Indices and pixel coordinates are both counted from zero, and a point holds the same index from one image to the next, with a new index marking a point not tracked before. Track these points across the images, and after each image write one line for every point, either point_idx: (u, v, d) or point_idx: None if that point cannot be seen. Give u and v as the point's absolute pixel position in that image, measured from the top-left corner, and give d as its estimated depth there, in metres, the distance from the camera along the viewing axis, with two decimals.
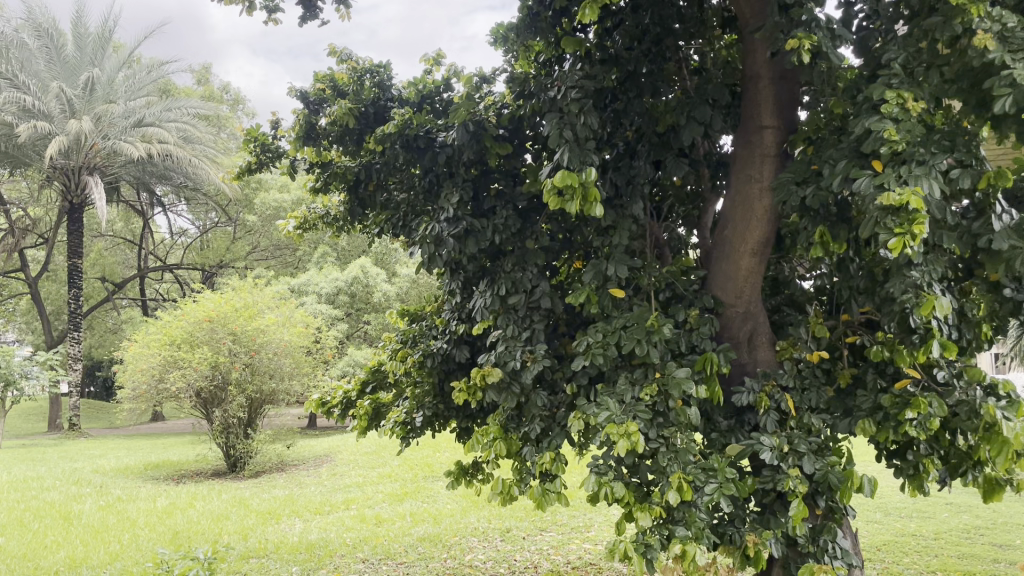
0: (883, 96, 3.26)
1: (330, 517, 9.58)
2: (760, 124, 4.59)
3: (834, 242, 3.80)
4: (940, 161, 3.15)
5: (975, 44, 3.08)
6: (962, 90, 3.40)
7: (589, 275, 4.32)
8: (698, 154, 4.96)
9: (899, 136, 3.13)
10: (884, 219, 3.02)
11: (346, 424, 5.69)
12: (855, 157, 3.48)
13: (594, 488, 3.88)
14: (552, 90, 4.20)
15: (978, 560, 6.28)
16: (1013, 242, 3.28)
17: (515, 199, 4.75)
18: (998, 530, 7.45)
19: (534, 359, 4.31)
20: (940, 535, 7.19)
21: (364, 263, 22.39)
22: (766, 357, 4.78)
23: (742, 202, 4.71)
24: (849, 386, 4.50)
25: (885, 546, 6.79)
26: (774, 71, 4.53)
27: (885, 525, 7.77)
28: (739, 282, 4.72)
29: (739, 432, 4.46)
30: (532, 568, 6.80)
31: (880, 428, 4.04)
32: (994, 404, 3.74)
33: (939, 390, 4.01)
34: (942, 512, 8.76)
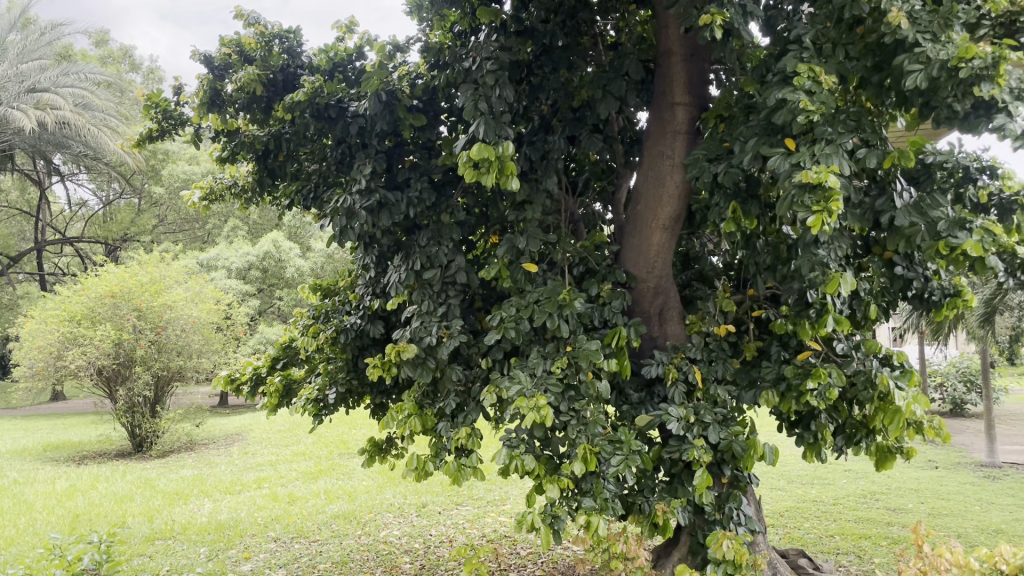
0: (796, 70, 3.31)
1: (241, 496, 9.36)
2: (671, 100, 4.62)
3: (743, 218, 3.86)
4: (847, 140, 3.24)
5: (888, 23, 3.15)
6: (865, 70, 3.52)
7: (502, 249, 4.35)
8: (612, 129, 4.99)
9: (815, 109, 3.19)
10: (802, 197, 3.08)
11: (254, 403, 5.51)
12: (766, 135, 3.53)
13: (505, 461, 3.92)
14: (467, 61, 4.16)
15: (873, 523, 6.59)
16: (911, 218, 3.40)
17: (429, 171, 4.67)
18: (892, 494, 7.83)
19: (450, 334, 4.32)
20: (838, 501, 7.50)
21: (276, 237, 21.83)
22: (675, 331, 4.89)
23: (654, 177, 4.75)
24: (754, 358, 4.63)
25: (787, 511, 7.06)
26: (686, 47, 4.55)
27: (788, 493, 8.04)
28: (651, 257, 4.78)
29: (648, 404, 4.55)
30: (447, 542, 6.80)
31: (783, 398, 4.19)
32: (889, 374, 3.93)
33: (838, 361, 4.19)
34: (840, 478, 9.15)
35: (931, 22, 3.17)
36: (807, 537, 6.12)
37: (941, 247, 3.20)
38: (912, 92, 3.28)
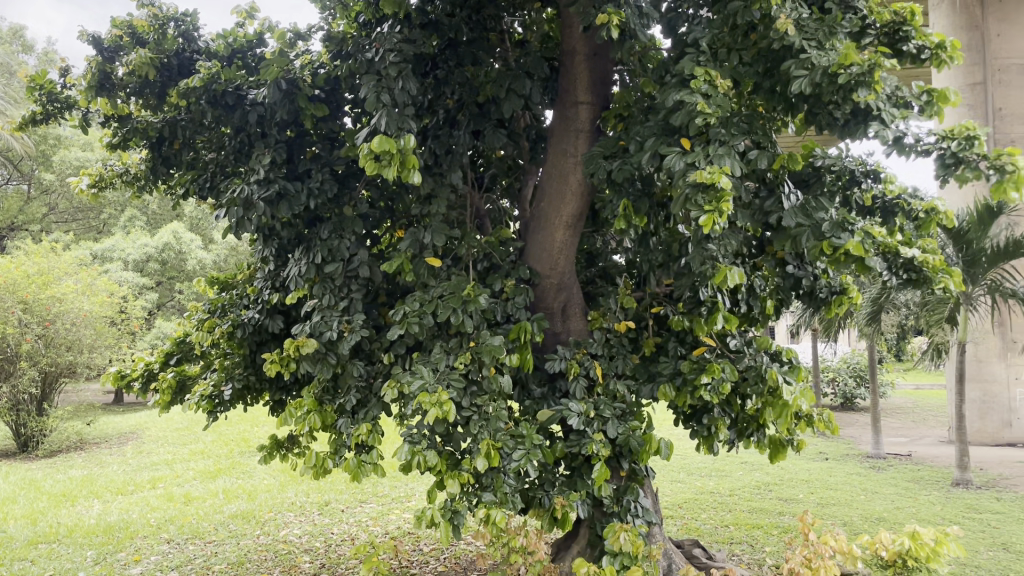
0: (693, 72, 3.38)
1: (133, 497, 9.00)
2: (575, 99, 4.67)
3: (637, 215, 3.94)
4: (739, 142, 3.34)
5: (776, 29, 3.26)
6: (757, 74, 3.63)
7: (405, 243, 4.30)
8: (518, 125, 5.00)
9: (711, 111, 3.25)
10: (695, 196, 3.15)
11: (145, 400, 5.30)
12: (663, 135, 3.60)
13: (406, 457, 3.88)
14: (370, 52, 4.09)
15: (766, 513, 6.82)
16: (798, 219, 3.52)
17: (332, 163, 4.58)
18: (784, 485, 8.14)
19: (351, 329, 4.26)
20: (734, 492, 7.74)
21: (177, 229, 21.09)
22: (578, 327, 4.94)
23: (557, 174, 4.79)
24: (652, 353, 4.73)
25: (685, 503, 7.25)
26: (588, 47, 4.61)
27: (687, 485, 8.26)
28: (554, 254, 4.83)
29: (551, 399, 4.58)
30: (349, 540, 6.70)
31: (679, 392, 4.28)
32: (778, 370, 4.09)
33: (732, 357, 4.32)
34: (736, 470, 9.47)
35: (817, 30, 3.30)
36: (703, 528, 6.30)
37: (825, 247, 3.33)
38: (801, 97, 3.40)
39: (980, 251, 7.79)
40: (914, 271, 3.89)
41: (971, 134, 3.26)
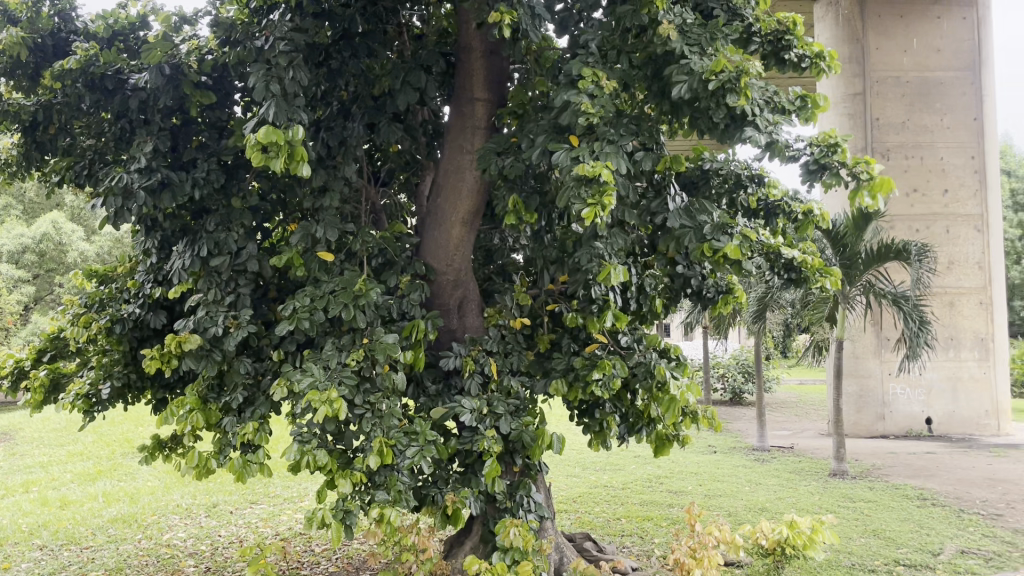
0: (581, 73, 3.45)
1: (3, 502, 8.47)
2: (471, 96, 4.67)
3: (526, 212, 3.97)
4: (626, 143, 3.40)
5: (659, 34, 3.37)
6: (646, 77, 3.72)
7: (296, 237, 4.19)
8: (414, 120, 4.95)
9: (595, 112, 3.31)
10: (579, 189, 3.19)
11: (15, 399, 4.98)
12: (553, 133, 3.65)
13: (295, 457, 3.78)
14: (259, 40, 3.98)
15: (656, 505, 7.00)
16: (682, 221, 3.63)
17: (219, 152, 4.42)
18: (674, 478, 8.37)
19: (238, 325, 4.12)
20: (627, 486, 7.91)
21: (56, 219, 19.98)
22: (474, 323, 4.94)
23: (453, 170, 4.77)
24: (547, 350, 4.77)
25: (579, 497, 7.36)
26: (485, 44, 4.64)
27: (582, 479, 8.40)
28: (450, 250, 4.81)
29: (445, 396, 4.56)
30: (237, 542, 6.51)
31: (571, 388, 4.32)
32: (666, 365, 4.20)
33: (622, 353, 4.40)
34: (629, 464, 9.69)
35: (700, 36, 3.41)
36: (596, 521, 6.41)
37: (705, 249, 3.45)
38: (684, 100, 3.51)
39: (855, 254, 8.26)
40: (795, 271, 4.07)
41: (833, 143, 3.47)
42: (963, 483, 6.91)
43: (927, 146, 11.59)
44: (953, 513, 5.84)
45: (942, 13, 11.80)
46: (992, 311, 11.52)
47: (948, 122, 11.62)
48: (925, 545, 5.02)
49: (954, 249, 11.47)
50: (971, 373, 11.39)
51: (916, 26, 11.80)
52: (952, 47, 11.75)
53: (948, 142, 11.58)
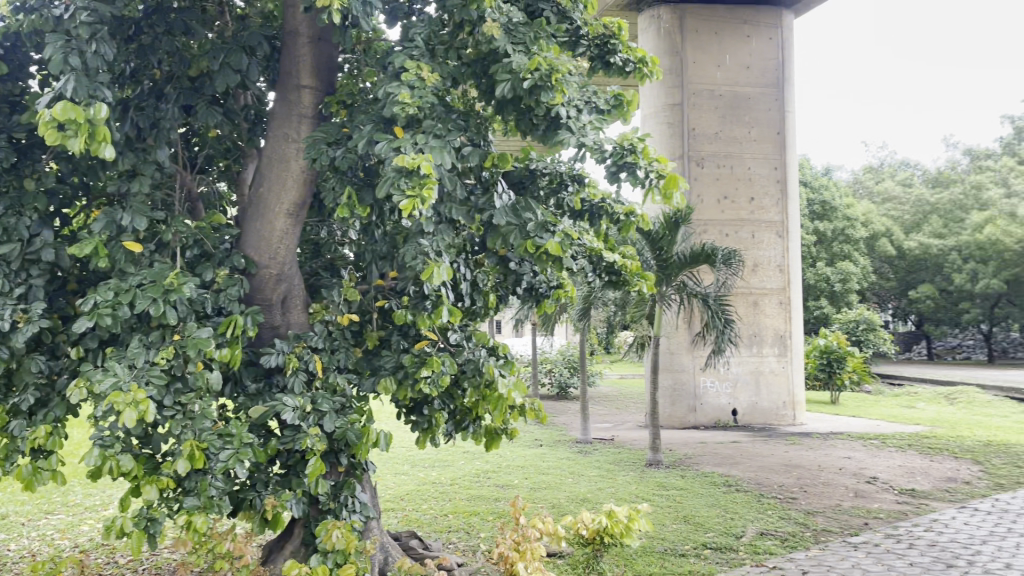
0: (404, 65, 3.55)
1: None
2: (297, 83, 4.50)
3: (359, 206, 3.87)
4: (454, 138, 3.47)
5: (485, 31, 3.50)
6: (474, 74, 3.75)
7: (99, 225, 3.87)
8: (236, 104, 4.72)
9: (413, 101, 3.41)
10: (398, 180, 3.22)
11: None
12: (378, 122, 3.67)
13: (96, 463, 3.47)
14: (56, 8, 3.62)
15: (483, 500, 7.07)
16: (508, 218, 3.71)
17: (9, 129, 3.99)
18: (501, 472, 8.49)
19: (29, 319, 3.74)
20: (454, 481, 7.95)
21: None
22: (298, 320, 4.73)
23: (276, 159, 4.57)
24: (375, 347, 4.66)
25: (407, 495, 7.30)
26: (313, 30, 4.49)
27: (410, 477, 8.35)
28: (273, 243, 4.58)
29: (266, 395, 4.36)
30: (28, 557, 5.93)
31: (400, 386, 4.27)
32: (493, 363, 4.26)
33: (451, 351, 4.37)
34: (457, 459, 9.75)
35: (526, 35, 3.57)
36: (422, 519, 6.38)
37: (528, 246, 3.59)
38: (510, 96, 3.58)
39: (670, 255, 8.73)
40: (616, 274, 4.29)
41: (631, 144, 3.77)
42: (763, 469, 7.48)
43: (737, 157, 11.58)
44: (754, 498, 6.31)
45: (751, 32, 11.79)
46: (790, 310, 11.81)
47: (755, 135, 11.69)
48: (729, 529, 5.38)
49: (758, 253, 11.64)
50: (771, 367, 11.69)
51: (729, 42, 11.73)
52: (760, 64, 11.79)
53: (755, 154, 11.65)
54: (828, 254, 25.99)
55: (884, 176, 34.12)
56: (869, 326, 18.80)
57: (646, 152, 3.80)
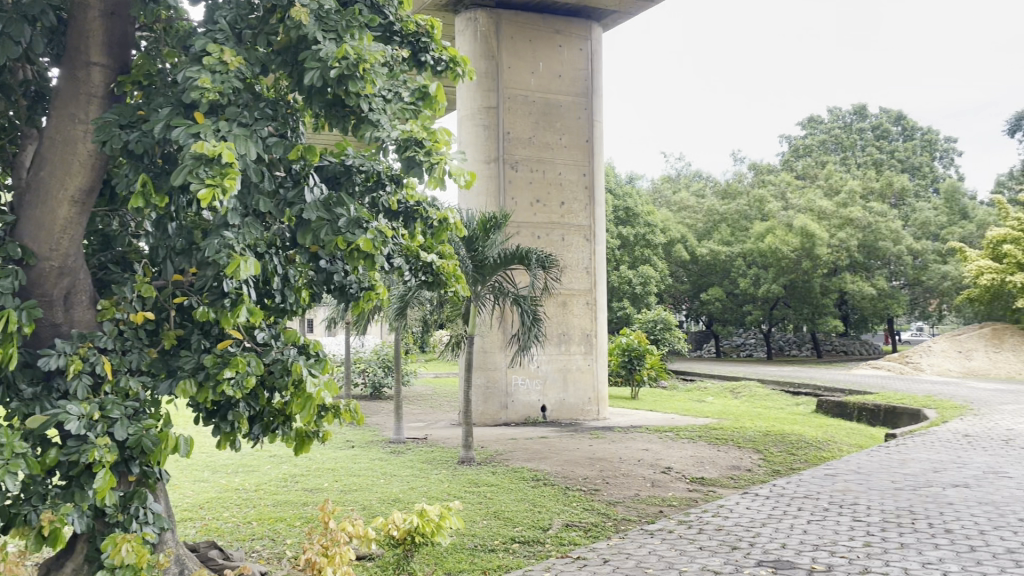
0: (206, 49, 3.38)
1: None
2: (86, 59, 4.15)
3: (156, 195, 3.58)
4: (261, 127, 3.44)
5: (293, 16, 3.41)
6: (285, 63, 3.62)
7: None
8: (14, 79, 4.25)
9: (214, 87, 3.28)
10: (197, 168, 3.08)
11: None
12: (178, 107, 3.47)
13: None
14: None
15: (290, 505, 6.82)
16: (318, 213, 3.64)
17: None
18: (311, 475, 8.25)
19: None
20: (260, 487, 7.61)
21: None
22: (83, 317, 4.33)
23: (60, 140, 4.13)
24: (173, 346, 4.30)
25: (207, 503, 6.91)
26: (106, 4, 4.15)
27: (211, 484, 7.90)
28: (56, 232, 4.16)
29: (44, 401, 3.93)
30: None
31: (201, 388, 3.98)
32: (302, 362, 4.10)
33: (258, 350, 4.16)
34: (264, 464, 9.36)
35: (339, 23, 3.53)
36: (223, 528, 6.06)
37: (339, 243, 3.55)
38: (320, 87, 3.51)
39: (485, 256, 8.90)
40: (432, 275, 4.38)
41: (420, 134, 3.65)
42: (570, 463, 7.77)
43: (549, 162, 11.93)
44: (562, 491, 6.53)
45: (563, 41, 12.19)
46: (596, 310, 12.32)
47: (566, 142, 12.08)
48: (537, 522, 5.54)
49: (568, 256, 12.04)
50: (577, 365, 12.13)
51: (542, 50, 12.05)
52: (570, 74, 12.20)
53: (566, 160, 12.05)
54: (631, 257, 27.52)
55: (681, 187, 36.66)
56: (666, 326, 19.99)
57: (435, 141, 3.68)
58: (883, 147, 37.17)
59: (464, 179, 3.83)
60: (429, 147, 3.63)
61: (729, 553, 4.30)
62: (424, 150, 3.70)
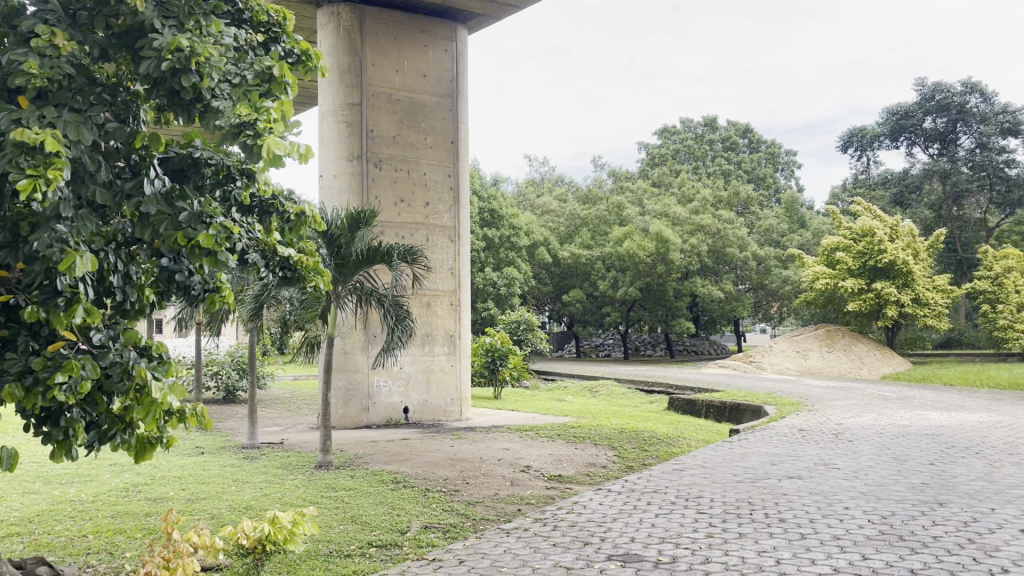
0: (35, 29, 3.22)
1: None
2: None
3: None
4: (97, 114, 3.28)
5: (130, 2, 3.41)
6: (123, 51, 3.56)
7: None
8: None
9: (43, 71, 3.13)
10: (20, 156, 2.94)
11: None
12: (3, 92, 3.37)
13: None
14: None
15: (131, 516, 6.43)
16: (159, 207, 3.47)
17: None
18: (156, 484, 7.81)
19: None
20: (98, 498, 7.14)
21: None
22: None
23: None
24: None
25: (36, 517, 6.41)
26: None
27: (42, 496, 7.32)
28: None
29: None
30: None
31: (28, 393, 3.67)
32: (145, 365, 3.89)
33: (94, 353, 3.86)
34: (103, 473, 8.77)
35: (182, 9, 3.54)
36: (55, 542, 5.63)
37: (179, 239, 3.42)
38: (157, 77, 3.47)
39: (349, 253, 8.69)
40: (290, 269, 4.18)
41: (250, 112, 3.59)
42: (430, 464, 7.74)
43: (413, 162, 11.84)
44: (421, 493, 6.50)
45: (428, 41, 12.13)
46: (460, 311, 12.32)
47: (430, 142, 12.02)
48: (395, 525, 5.48)
49: (432, 256, 11.98)
50: (440, 365, 12.09)
51: (407, 48, 11.94)
52: (435, 74, 12.16)
53: (430, 161, 11.99)
54: (496, 259, 27.81)
55: (544, 191, 37.40)
56: (529, 327, 20.28)
57: (268, 116, 3.62)
58: (732, 158, 39.36)
59: (302, 155, 3.75)
60: (257, 127, 3.55)
61: (581, 549, 4.41)
62: (257, 130, 3.61)
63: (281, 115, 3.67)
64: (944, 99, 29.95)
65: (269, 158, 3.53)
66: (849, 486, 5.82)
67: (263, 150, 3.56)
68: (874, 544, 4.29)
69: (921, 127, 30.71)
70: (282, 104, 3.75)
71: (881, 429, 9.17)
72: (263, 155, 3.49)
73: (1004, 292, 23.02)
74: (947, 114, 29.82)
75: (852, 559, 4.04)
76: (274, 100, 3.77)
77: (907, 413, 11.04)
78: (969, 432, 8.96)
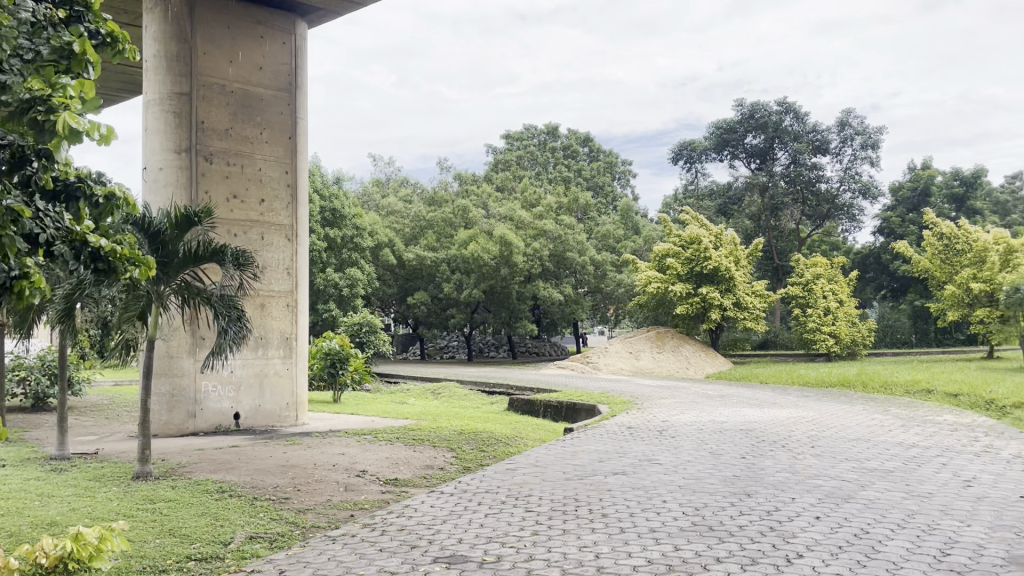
0: None
1: None
2: None
3: None
4: None
5: None
6: None
7: None
8: None
9: None
10: None
11: None
12: None
13: None
14: None
15: None
16: None
17: None
18: None
19: None
20: None
21: None
22: None
23: None
24: None
25: None
26: None
27: None
28: None
29: None
30: None
31: None
32: None
33: None
34: None
35: None
36: None
37: None
38: None
39: (174, 251, 8.25)
40: (104, 262, 3.74)
41: (42, 88, 3.41)
42: (260, 472, 7.45)
43: (247, 157, 11.38)
44: (247, 501, 6.25)
45: (264, 33, 11.73)
46: (297, 313, 11.95)
47: (266, 137, 11.61)
48: (217, 536, 5.22)
49: (267, 255, 11.56)
50: (275, 369, 11.68)
51: (242, 39, 11.49)
52: (272, 67, 11.77)
53: (266, 156, 11.58)
54: (337, 260, 27.27)
55: (389, 192, 37.09)
56: (371, 329, 19.98)
57: (63, 92, 3.44)
58: (573, 166, 40.63)
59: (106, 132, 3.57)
60: (50, 101, 3.38)
61: (408, 553, 4.39)
62: (50, 107, 3.42)
63: (79, 92, 3.50)
64: (762, 117, 31.80)
65: (66, 134, 3.34)
66: (668, 480, 6.14)
67: (58, 127, 3.37)
68: (686, 535, 4.54)
69: (743, 142, 32.61)
70: (80, 82, 3.56)
71: (701, 425, 9.74)
72: (58, 129, 3.31)
73: (813, 298, 25.12)
74: (765, 132, 31.79)
75: (665, 550, 4.26)
76: (72, 79, 3.56)
77: (725, 410, 11.79)
78: (778, 426, 9.69)
